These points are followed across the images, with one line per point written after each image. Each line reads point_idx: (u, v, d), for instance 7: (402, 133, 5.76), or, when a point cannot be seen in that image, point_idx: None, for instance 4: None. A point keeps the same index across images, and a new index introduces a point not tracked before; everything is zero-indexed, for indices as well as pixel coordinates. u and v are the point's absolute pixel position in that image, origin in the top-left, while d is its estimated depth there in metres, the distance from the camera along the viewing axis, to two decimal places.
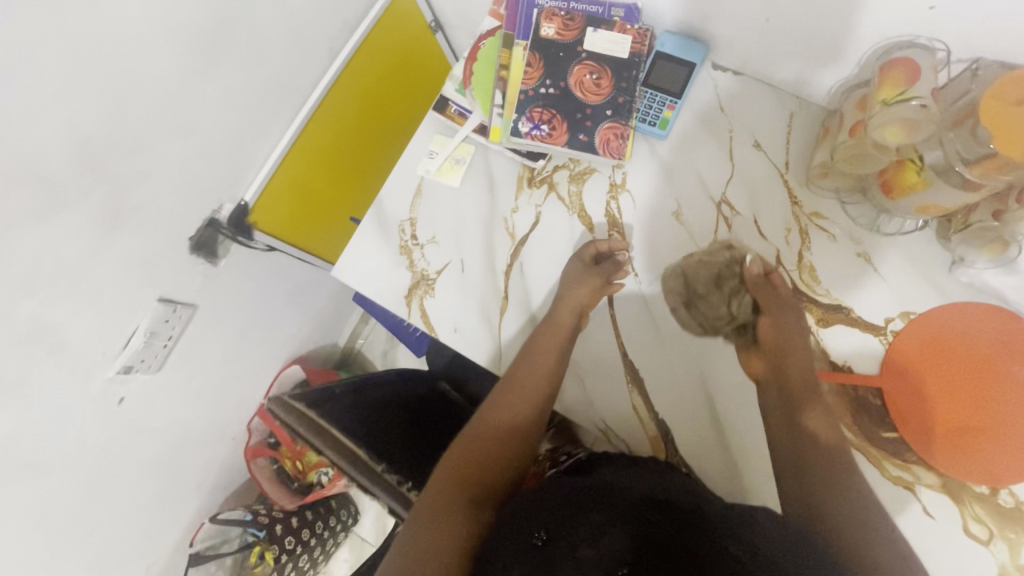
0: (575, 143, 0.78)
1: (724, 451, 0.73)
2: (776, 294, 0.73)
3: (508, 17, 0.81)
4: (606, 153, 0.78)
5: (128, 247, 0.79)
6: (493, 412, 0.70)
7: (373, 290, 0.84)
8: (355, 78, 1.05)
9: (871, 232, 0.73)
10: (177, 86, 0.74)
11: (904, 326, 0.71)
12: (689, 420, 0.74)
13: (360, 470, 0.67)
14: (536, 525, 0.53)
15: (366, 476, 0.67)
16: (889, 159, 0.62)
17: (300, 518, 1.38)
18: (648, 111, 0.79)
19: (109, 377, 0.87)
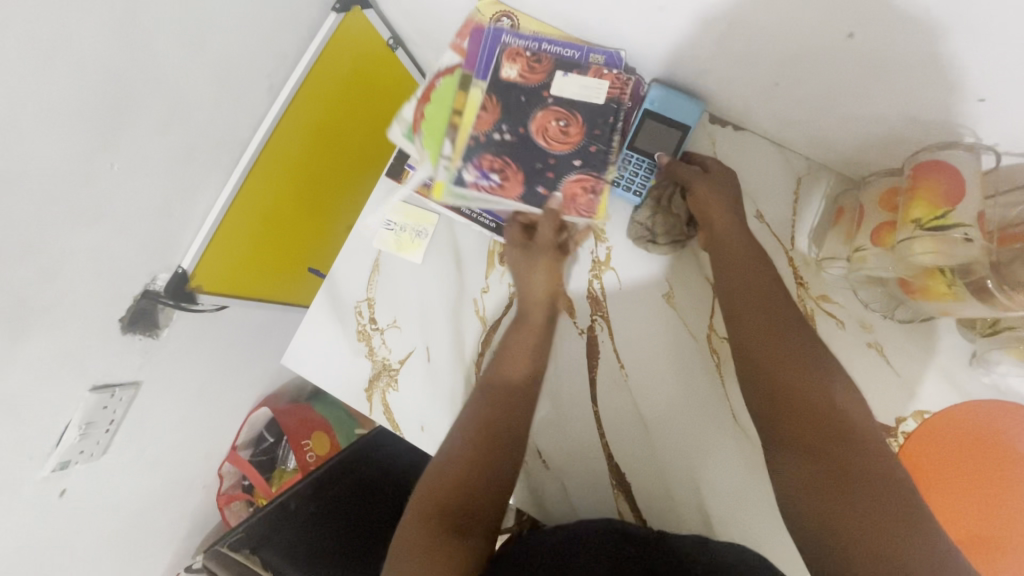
0: (531, 197, 0.67)
1: None
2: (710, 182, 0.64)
3: (468, 54, 0.68)
4: (571, 211, 0.67)
5: (39, 349, 0.69)
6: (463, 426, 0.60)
7: (330, 381, 0.75)
8: (305, 113, 0.92)
9: (885, 319, 0.65)
10: (73, 166, 0.62)
11: (916, 427, 0.65)
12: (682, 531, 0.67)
13: None
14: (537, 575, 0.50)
15: None
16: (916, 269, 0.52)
17: None
18: (636, 181, 0.68)
19: (42, 478, 0.79)
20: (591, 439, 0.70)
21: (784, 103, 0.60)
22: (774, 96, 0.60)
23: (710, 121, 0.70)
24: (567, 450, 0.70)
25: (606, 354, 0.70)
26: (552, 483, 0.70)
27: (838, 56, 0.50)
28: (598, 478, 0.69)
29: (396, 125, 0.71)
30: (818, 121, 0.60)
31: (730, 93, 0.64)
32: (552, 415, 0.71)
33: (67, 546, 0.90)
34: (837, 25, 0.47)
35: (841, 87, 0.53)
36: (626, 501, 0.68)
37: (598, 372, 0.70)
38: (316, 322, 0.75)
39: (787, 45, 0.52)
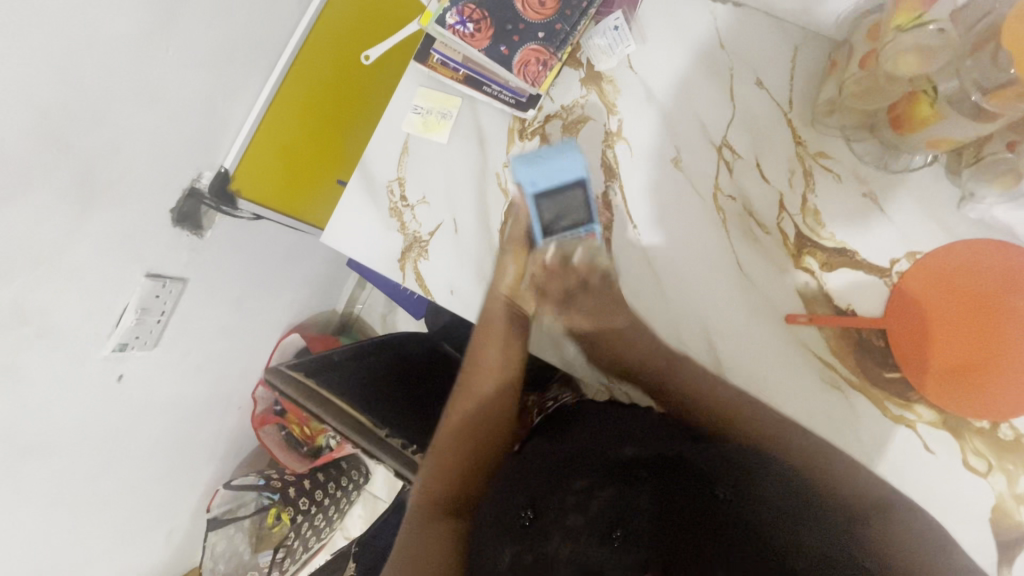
0: (492, 53, 0.71)
1: None
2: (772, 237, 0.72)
3: None
4: (520, 75, 0.72)
5: (106, 223, 0.76)
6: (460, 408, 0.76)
7: (365, 255, 0.81)
8: (329, 31, 0.99)
9: (878, 170, 0.70)
10: (133, 46, 0.70)
11: (909, 267, 0.70)
12: None
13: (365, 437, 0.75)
14: (523, 502, 0.69)
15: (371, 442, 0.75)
16: (901, 91, 0.59)
17: (312, 479, 1.40)
18: (570, 263, 0.71)
19: (104, 356, 0.87)
20: (609, 296, 0.76)
21: None
22: None
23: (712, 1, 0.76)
24: (588, 308, 0.77)
25: (621, 218, 0.76)
26: (573, 336, 0.78)
27: None
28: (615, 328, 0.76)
29: None
30: None
31: None
32: None
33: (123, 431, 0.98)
34: None
35: None
36: (642, 351, 0.76)
37: (613, 235, 0.76)
38: (352, 202, 0.81)
39: None
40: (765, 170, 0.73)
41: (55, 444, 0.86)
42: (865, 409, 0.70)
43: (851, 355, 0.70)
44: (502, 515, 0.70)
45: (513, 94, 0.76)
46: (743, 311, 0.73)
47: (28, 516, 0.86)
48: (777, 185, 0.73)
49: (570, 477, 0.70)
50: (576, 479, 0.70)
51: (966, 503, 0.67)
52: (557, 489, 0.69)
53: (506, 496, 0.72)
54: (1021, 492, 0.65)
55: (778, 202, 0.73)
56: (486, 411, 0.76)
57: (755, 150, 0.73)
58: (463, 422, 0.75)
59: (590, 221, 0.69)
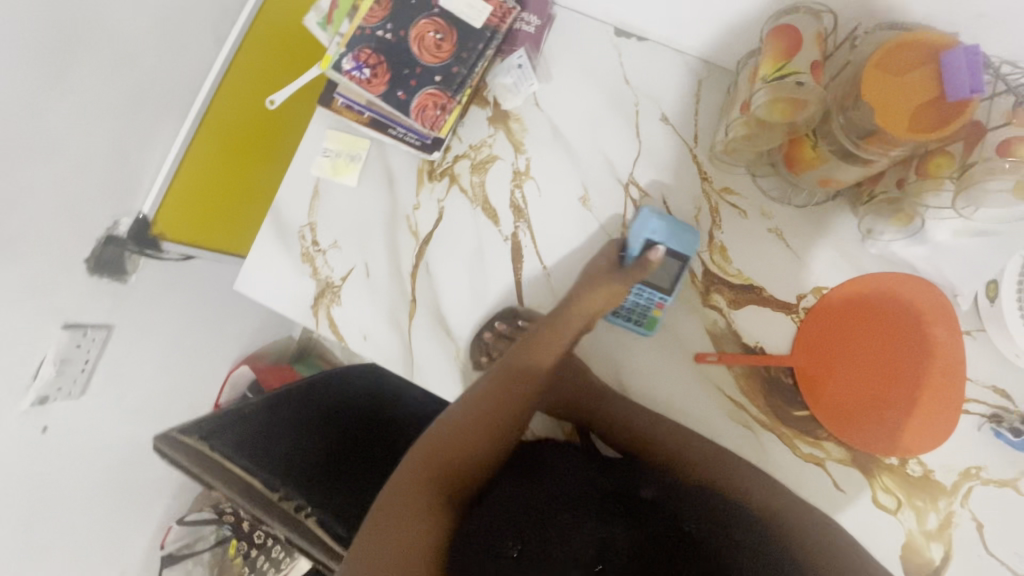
0: (389, 99, 0.70)
1: None
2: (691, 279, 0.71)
3: None
4: (419, 120, 0.70)
5: (9, 279, 0.75)
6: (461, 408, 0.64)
7: (279, 301, 0.80)
8: (253, 67, 0.98)
9: (782, 204, 0.70)
10: (25, 102, 0.68)
11: (815, 302, 0.69)
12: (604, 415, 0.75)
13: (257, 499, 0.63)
14: (510, 539, 0.53)
15: (263, 504, 0.64)
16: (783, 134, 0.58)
17: None
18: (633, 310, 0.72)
19: (23, 411, 0.85)
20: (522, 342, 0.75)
21: None
22: None
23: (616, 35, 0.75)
24: None
25: (530, 259, 0.75)
26: None
27: None
28: None
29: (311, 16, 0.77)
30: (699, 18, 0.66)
31: None
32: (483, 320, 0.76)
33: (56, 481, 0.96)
34: None
35: None
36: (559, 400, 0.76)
37: (524, 277, 0.75)
38: (265, 247, 0.80)
39: None
40: (672, 207, 0.73)
41: None
42: (776, 450, 0.69)
43: (758, 394, 0.69)
44: (483, 549, 0.53)
45: (418, 136, 0.75)
46: (650, 349, 0.73)
47: None
48: (683, 223, 0.72)
49: (563, 510, 0.55)
50: (561, 515, 0.54)
51: (878, 542, 0.66)
52: (548, 519, 0.54)
53: (494, 521, 0.56)
54: (930, 529, 0.65)
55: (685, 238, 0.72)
56: (511, 393, 0.65)
57: (662, 187, 0.73)
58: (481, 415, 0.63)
59: (670, 292, 0.70)
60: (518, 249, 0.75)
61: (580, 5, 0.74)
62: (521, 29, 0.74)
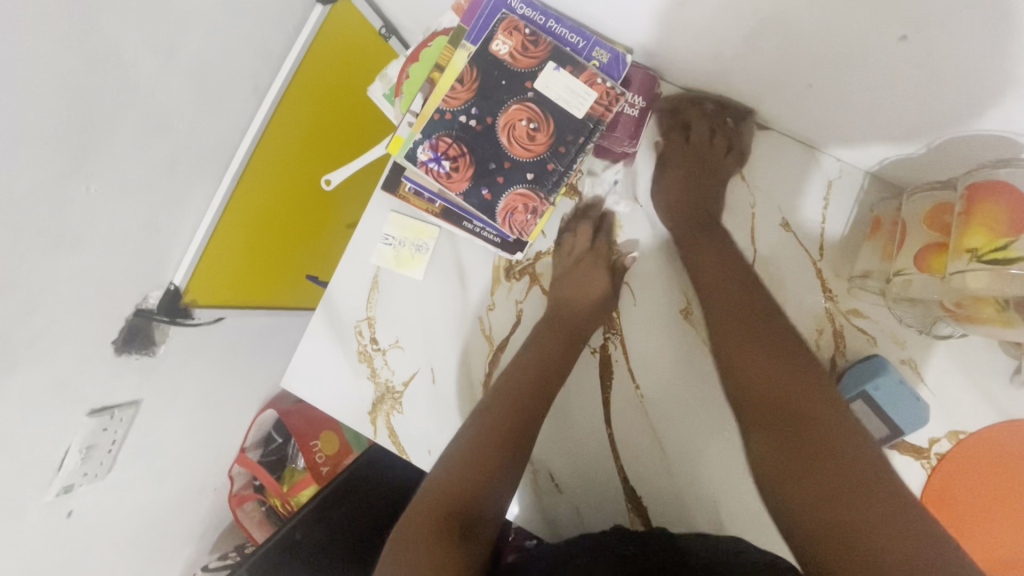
0: (473, 197, 0.61)
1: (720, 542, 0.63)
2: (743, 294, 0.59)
3: (470, 12, 0.62)
4: (506, 223, 0.62)
5: (30, 381, 0.66)
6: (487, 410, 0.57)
7: (331, 404, 0.71)
8: (293, 114, 0.88)
9: (921, 334, 0.60)
10: (47, 197, 0.58)
11: (951, 448, 0.61)
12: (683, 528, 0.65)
13: None
14: None
15: None
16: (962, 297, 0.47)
17: None
18: None
19: (47, 502, 0.77)
20: (603, 456, 0.67)
21: (814, 106, 0.55)
22: (802, 98, 0.55)
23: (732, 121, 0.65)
24: (579, 473, 0.67)
25: (620, 374, 0.67)
26: (565, 507, 0.67)
27: (884, 58, 0.44)
28: (615, 502, 0.66)
29: (379, 85, 0.70)
30: (849, 124, 0.55)
31: (750, 89, 0.59)
32: (562, 434, 0.68)
33: (83, 562, 0.89)
34: (890, 26, 0.41)
35: (879, 87, 0.48)
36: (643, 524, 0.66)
37: (614, 394, 0.67)
38: (317, 341, 0.71)
39: (827, 46, 0.47)
40: (789, 328, 0.64)
41: None
42: None
43: None
44: None
45: (497, 232, 0.65)
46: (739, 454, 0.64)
47: None
48: (802, 346, 0.64)
49: None
50: None
51: None
52: None
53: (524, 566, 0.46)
54: None
55: None
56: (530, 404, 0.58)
57: (777, 302, 0.64)
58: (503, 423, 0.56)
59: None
60: (607, 364, 0.67)
61: (692, 87, 0.64)
62: (623, 111, 0.63)
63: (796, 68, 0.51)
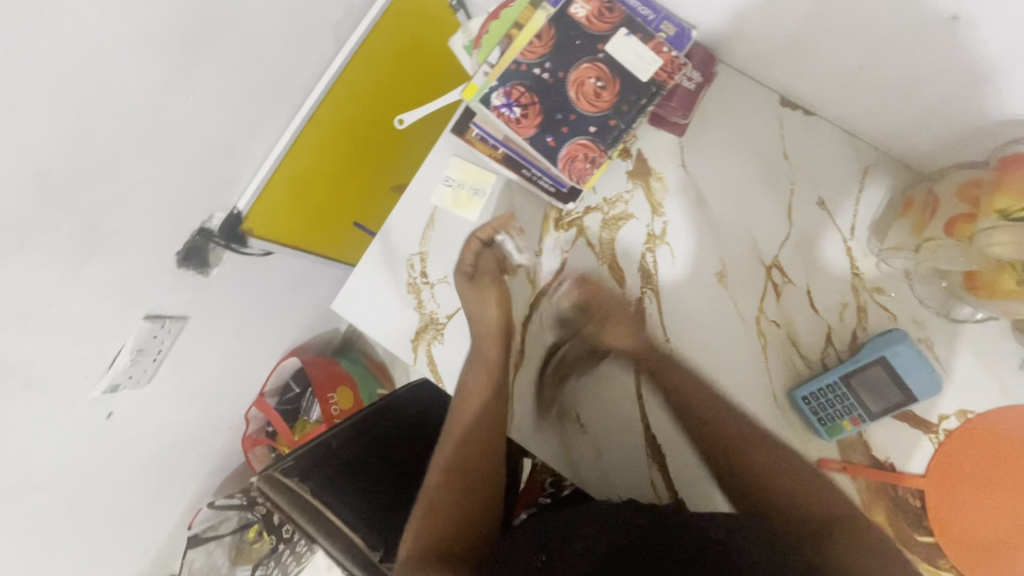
0: (538, 143, 0.66)
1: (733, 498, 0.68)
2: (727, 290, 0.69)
3: None
4: (566, 171, 0.67)
5: (106, 272, 0.71)
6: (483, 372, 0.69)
7: (377, 330, 0.76)
8: (363, 67, 0.93)
9: (938, 316, 0.65)
10: (153, 98, 0.64)
11: (958, 426, 0.65)
12: (697, 481, 0.70)
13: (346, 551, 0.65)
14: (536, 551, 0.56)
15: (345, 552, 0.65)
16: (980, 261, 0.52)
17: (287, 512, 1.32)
18: (826, 407, 0.64)
19: (94, 398, 0.81)
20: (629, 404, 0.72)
21: (861, 90, 0.61)
22: (852, 81, 0.60)
23: (781, 104, 0.70)
24: (602, 413, 0.73)
25: (653, 328, 0.71)
26: (588, 448, 0.73)
27: (935, 38, 0.50)
28: (636, 448, 0.72)
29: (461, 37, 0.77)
30: (890, 109, 0.61)
31: (801, 72, 0.64)
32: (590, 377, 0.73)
33: (109, 466, 0.93)
34: (945, 4, 0.47)
35: (922, 68, 0.53)
36: (663, 475, 0.71)
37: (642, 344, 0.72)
38: (369, 269, 0.76)
39: (880, 26, 0.52)
40: (816, 298, 0.68)
41: (42, 483, 0.80)
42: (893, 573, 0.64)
43: (882, 511, 0.65)
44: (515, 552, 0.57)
45: (554, 182, 0.70)
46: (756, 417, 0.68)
47: (15, 559, 0.81)
48: (826, 317, 0.68)
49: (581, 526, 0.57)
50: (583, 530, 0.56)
51: None
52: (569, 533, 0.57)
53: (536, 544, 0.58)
54: None
55: (824, 334, 0.68)
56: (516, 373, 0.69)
57: (807, 275, 0.69)
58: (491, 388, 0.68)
59: (869, 418, 0.62)
60: (641, 316, 0.71)
61: (747, 68, 0.70)
62: (681, 83, 0.69)
63: (848, 49, 0.57)
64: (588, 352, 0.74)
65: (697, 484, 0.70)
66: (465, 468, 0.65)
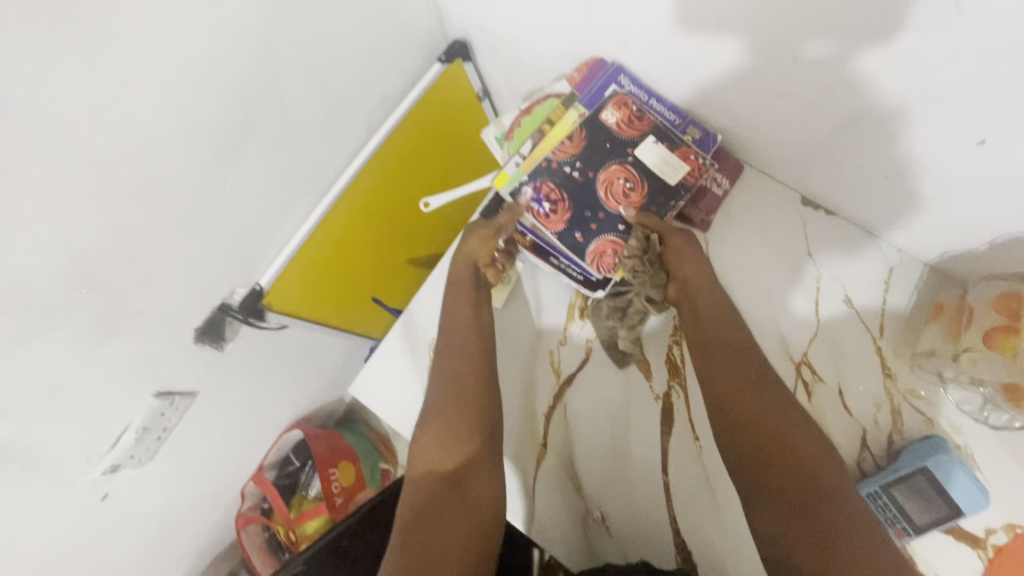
0: (566, 238, 0.70)
1: None
2: (710, 294, 0.66)
3: (583, 79, 0.74)
4: (593, 265, 0.70)
5: (124, 351, 0.70)
6: (467, 371, 0.65)
7: (397, 416, 0.75)
8: (391, 151, 0.96)
9: (975, 423, 0.63)
10: (190, 183, 0.66)
11: (1009, 541, 0.61)
12: None
13: None
14: None
15: None
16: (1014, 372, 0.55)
17: None
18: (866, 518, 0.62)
19: (91, 480, 0.77)
20: (657, 508, 0.70)
21: (882, 198, 0.63)
22: (870, 188, 0.63)
23: (802, 204, 0.72)
24: (631, 519, 0.71)
25: (681, 425, 0.70)
26: (615, 551, 0.71)
27: (954, 158, 0.52)
28: (665, 556, 0.68)
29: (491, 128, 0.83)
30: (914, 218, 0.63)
31: (820, 177, 0.67)
32: (618, 475, 0.72)
33: (95, 552, 0.87)
34: (969, 133, 0.49)
35: (938, 183, 0.56)
36: None
37: (671, 442, 0.70)
38: (391, 353, 0.76)
39: (899, 143, 0.55)
40: (849, 398, 0.67)
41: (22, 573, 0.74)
42: None
43: None
44: None
45: (582, 272, 0.73)
46: None
47: None
48: (861, 419, 0.66)
49: None
50: None
51: None
52: None
53: None
54: None
55: (859, 437, 0.66)
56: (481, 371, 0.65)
57: (838, 374, 0.68)
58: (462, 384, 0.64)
59: (914, 532, 0.60)
60: (669, 411, 0.71)
61: (767, 168, 0.73)
62: (710, 188, 0.73)
63: (865, 160, 0.59)
64: (615, 299, 0.75)
65: None
66: (440, 453, 0.58)
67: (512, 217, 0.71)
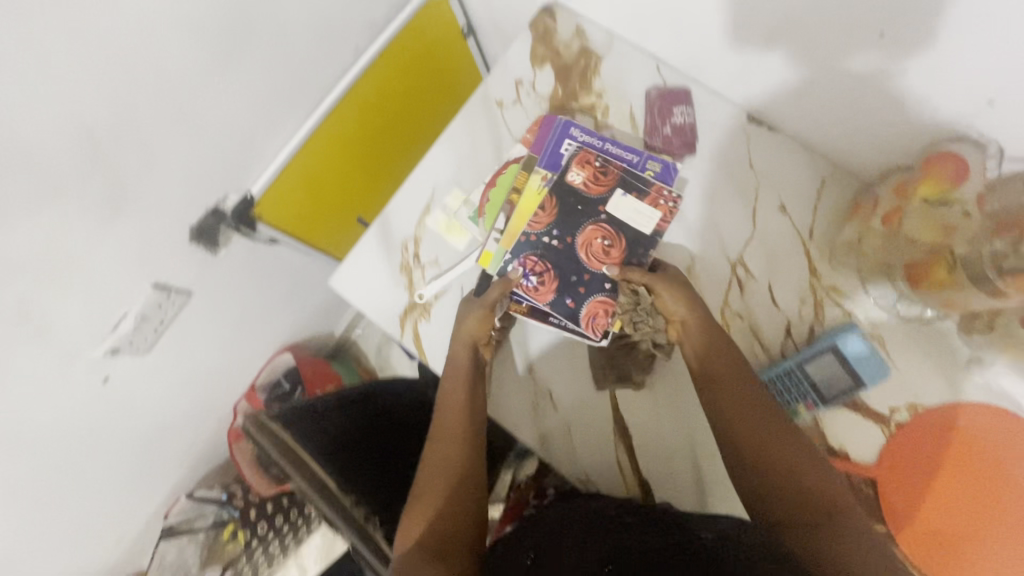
0: (559, 306, 0.76)
1: (693, 465, 0.76)
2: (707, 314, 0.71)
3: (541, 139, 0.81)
4: (589, 326, 0.76)
5: (126, 234, 0.77)
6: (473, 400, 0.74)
7: (372, 306, 0.83)
8: (376, 77, 1.02)
9: (888, 316, 0.70)
10: (189, 78, 0.73)
11: (908, 419, 0.69)
12: (665, 449, 0.77)
13: (327, 501, 0.70)
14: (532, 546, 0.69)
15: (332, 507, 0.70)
16: (919, 252, 0.63)
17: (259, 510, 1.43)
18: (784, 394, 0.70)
19: (95, 358, 0.85)
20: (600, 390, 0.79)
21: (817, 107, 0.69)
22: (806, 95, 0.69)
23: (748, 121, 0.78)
24: (579, 401, 0.79)
25: None
26: (559, 425, 0.79)
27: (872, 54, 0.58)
28: (604, 429, 0.78)
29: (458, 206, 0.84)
30: (844, 128, 0.69)
31: (764, 90, 0.73)
32: (569, 363, 0.80)
33: (98, 433, 0.95)
34: (873, 26, 0.56)
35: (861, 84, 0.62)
36: (625, 453, 0.77)
37: None
38: (368, 250, 0.83)
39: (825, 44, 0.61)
40: (776, 294, 0.75)
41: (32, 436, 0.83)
42: None
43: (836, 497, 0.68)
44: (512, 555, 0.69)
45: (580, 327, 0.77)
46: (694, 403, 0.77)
47: None
48: (786, 311, 0.74)
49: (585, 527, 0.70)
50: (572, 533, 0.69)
51: None
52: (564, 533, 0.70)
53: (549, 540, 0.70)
54: None
55: (784, 326, 0.74)
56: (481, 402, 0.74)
57: (769, 273, 0.75)
58: (466, 417, 0.73)
59: (822, 403, 0.70)
60: None
61: (717, 87, 0.79)
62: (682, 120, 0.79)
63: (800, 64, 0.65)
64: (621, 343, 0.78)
65: (663, 470, 0.77)
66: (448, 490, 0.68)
67: (503, 289, 0.75)
